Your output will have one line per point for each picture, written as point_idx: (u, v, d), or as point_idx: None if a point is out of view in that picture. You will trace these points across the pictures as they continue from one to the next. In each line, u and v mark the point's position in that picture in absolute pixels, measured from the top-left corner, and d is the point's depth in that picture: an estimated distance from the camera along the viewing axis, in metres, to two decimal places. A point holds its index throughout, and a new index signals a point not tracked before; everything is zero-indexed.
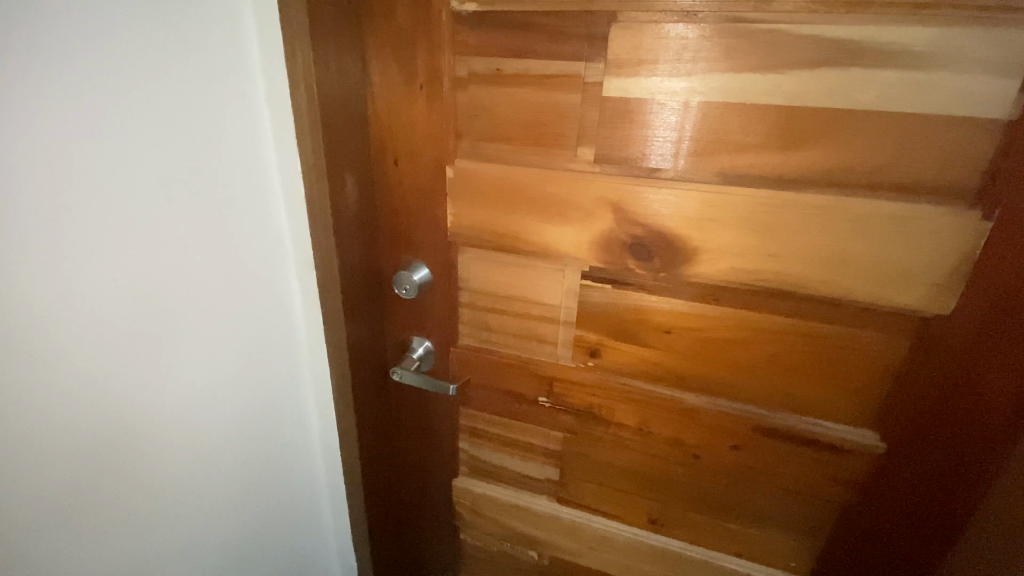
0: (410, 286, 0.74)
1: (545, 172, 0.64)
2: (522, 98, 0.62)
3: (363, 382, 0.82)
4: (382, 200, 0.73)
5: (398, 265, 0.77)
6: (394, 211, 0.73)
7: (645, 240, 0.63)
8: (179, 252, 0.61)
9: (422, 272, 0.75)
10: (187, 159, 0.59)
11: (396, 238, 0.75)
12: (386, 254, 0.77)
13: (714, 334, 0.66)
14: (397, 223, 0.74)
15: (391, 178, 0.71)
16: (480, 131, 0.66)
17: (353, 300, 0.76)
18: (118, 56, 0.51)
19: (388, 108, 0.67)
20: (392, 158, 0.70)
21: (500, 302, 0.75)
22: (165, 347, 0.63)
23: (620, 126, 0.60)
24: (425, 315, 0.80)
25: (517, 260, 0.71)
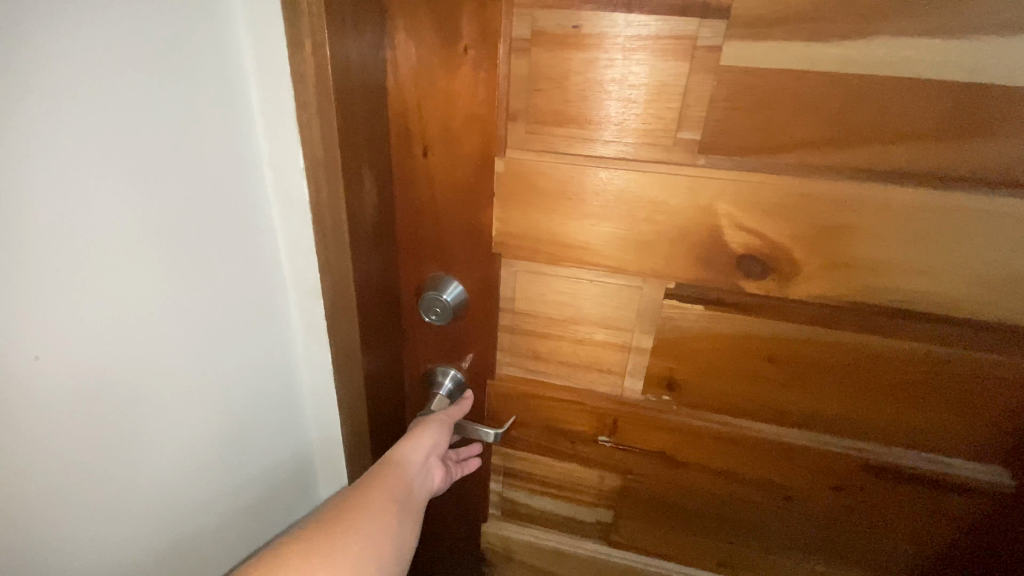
0: (444, 311, 0.59)
1: (630, 167, 0.50)
2: (605, 67, 0.47)
3: (382, 427, 0.66)
4: (403, 200, 0.56)
5: (421, 282, 0.60)
6: (419, 215, 0.56)
7: (757, 252, 0.50)
8: (144, 300, 0.44)
9: (457, 289, 0.59)
10: (152, 170, 0.41)
11: (421, 248, 0.59)
12: (405, 268, 0.60)
13: (827, 365, 0.55)
14: (422, 229, 0.57)
15: (417, 172, 0.54)
16: (544, 111, 0.50)
17: (372, 332, 0.58)
18: (34, 21, 0.32)
19: (417, 79, 0.50)
20: (421, 146, 0.53)
21: (553, 326, 0.61)
22: (132, 429, 0.46)
23: (738, 106, 0.46)
24: (455, 341, 0.64)
25: (581, 275, 0.57)
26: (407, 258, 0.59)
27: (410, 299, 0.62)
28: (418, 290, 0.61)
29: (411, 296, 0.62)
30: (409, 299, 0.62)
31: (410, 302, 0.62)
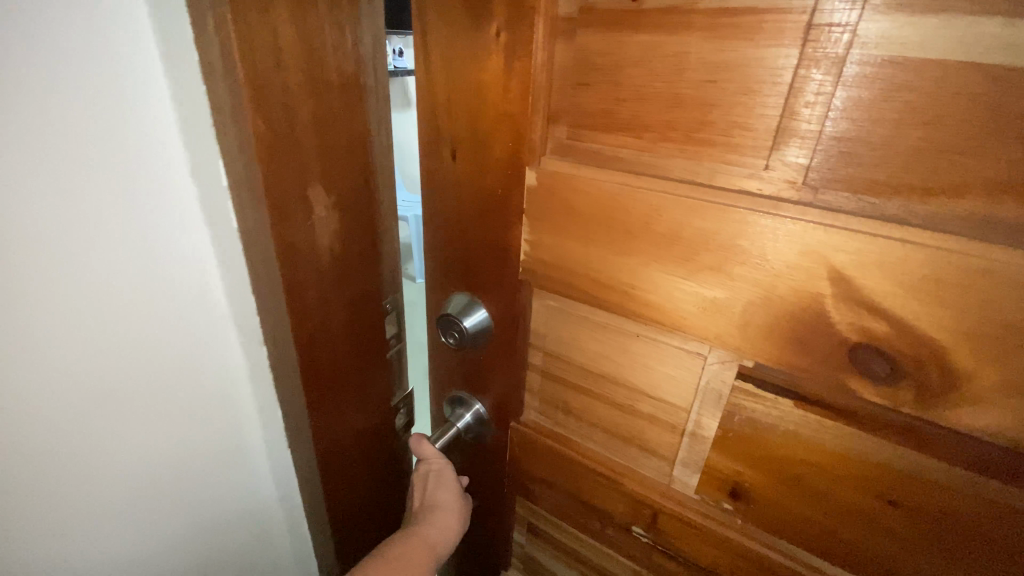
0: (461, 338, 0.52)
1: (695, 196, 0.36)
2: (673, 54, 0.34)
3: (339, 442, 0.64)
4: (431, 206, 0.50)
5: (445, 300, 0.54)
6: (445, 226, 0.50)
7: (886, 346, 0.32)
8: (51, 322, 0.42)
9: (480, 317, 0.51)
10: (46, 180, 0.39)
11: (447, 262, 0.52)
12: (432, 281, 0.54)
13: (993, 541, 0.34)
14: (448, 242, 0.50)
15: (444, 177, 0.47)
16: (590, 112, 0.38)
17: (317, 350, 0.55)
18: None
19: (446, 68, 0.42)
20: (449, 147, 0.45)
21: (588, 381, 0.49)
22: (46, 438, 0.45)
23: (874, 117, 0.29)
24: (480, 373, 0.56)
25: (626, 327, 0.44)
26: (434, 270, 0.54)
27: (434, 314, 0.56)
28: (441, 309, 0.54)
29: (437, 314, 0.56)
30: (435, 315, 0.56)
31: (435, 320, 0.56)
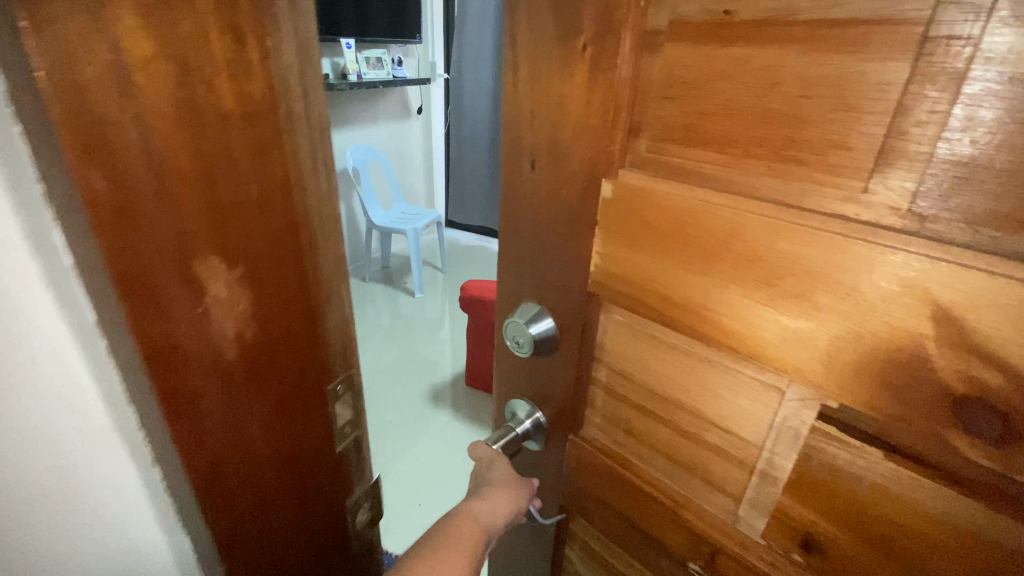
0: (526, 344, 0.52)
1: (780, 217, 0.33)
2: (764, 68, 0.32)
3: (251, 541, 0.53)
4: (506, 213, 0.51)
5: (513, 306, 0.55)
6: (519, 234, 0.51)
7: (1005, 404, 0.28)
8: None
9: (546, 326, 0.51)
10: None
11: (518, 269, 0.53)
12: (501, 287, 0.56)
13: None
14: (520, 249, 0.51)
15: (522, 185, 0.48)
16: (673, 126, 0.37)
17: (212, 438, 0.45)
18: None
19: (531, 81, 0.43)
20: (529, 158, 0.46)
21: (651, 403, 0.47)
22: None
23: (998, 140, 0.26)
24: (542, 382, 0.56)
25: (696, 350, 0.42)
26: (504, 276, 0.55)
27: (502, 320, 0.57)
28: (508, 315, 0.55)
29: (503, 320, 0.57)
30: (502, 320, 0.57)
31: (502, 326, 0.57)
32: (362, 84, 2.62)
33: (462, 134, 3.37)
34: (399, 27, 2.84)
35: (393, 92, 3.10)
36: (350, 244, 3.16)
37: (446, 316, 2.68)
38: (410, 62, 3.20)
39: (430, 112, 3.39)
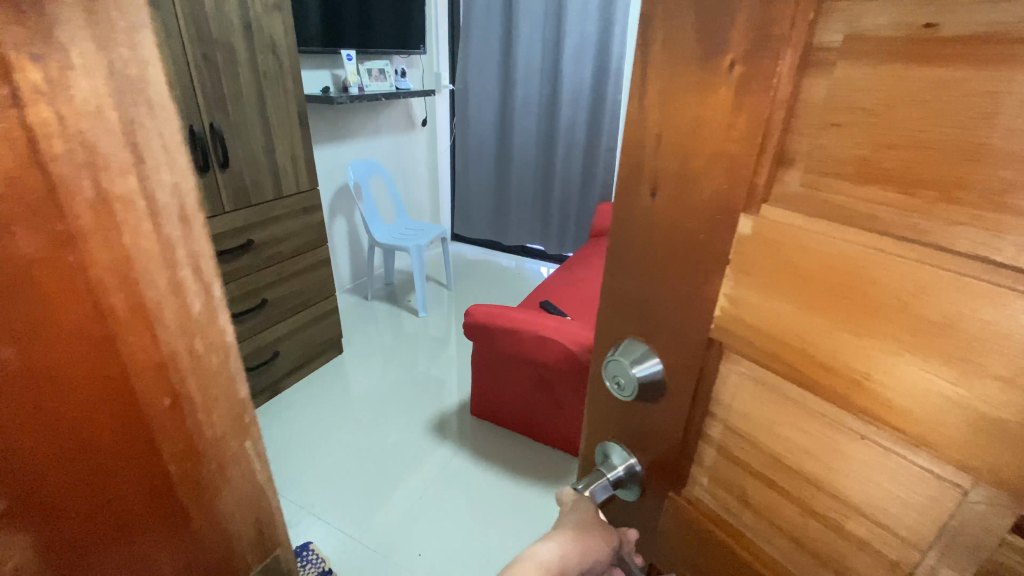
0: (626, 385, 0.47)
1: (979, 278, 0.27)
2: (977, 93, 0.26)
3: None
4: (613, 244, 0.47)
5: (613, 344, 0.51)
6: (626, 267, 0.46)
7: None
8: None
9: (651, 368, 0.46)
10: None
11: (622, 305, 0.48)
12: (601, 321, 0.52)
13: None
14: (627, 283, 0.47)
15: (638, 215, 0.44)
16: (838, 157, 0.32)
17: None
18: None
19: (661, 102, 0.39)
20: (648, 185, 0.42)
21: (775, 471, 0.41)
22: None
23: None
24: (640, 428, 0.51)
25: (843, 421, 0.35)
26: (603, 311, 0.51)
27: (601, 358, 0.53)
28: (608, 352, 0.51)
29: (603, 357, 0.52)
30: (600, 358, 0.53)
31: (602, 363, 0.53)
32: (372, 96, 2.65)
33: (469, 143, 3.48)
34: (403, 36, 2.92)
35: (398, 104, 3.16)
36: (355, 259, 3.21)
37: (449, 334, 2.86)
38: (415, 73, 3.27)
39: (434, 123, 3.48)
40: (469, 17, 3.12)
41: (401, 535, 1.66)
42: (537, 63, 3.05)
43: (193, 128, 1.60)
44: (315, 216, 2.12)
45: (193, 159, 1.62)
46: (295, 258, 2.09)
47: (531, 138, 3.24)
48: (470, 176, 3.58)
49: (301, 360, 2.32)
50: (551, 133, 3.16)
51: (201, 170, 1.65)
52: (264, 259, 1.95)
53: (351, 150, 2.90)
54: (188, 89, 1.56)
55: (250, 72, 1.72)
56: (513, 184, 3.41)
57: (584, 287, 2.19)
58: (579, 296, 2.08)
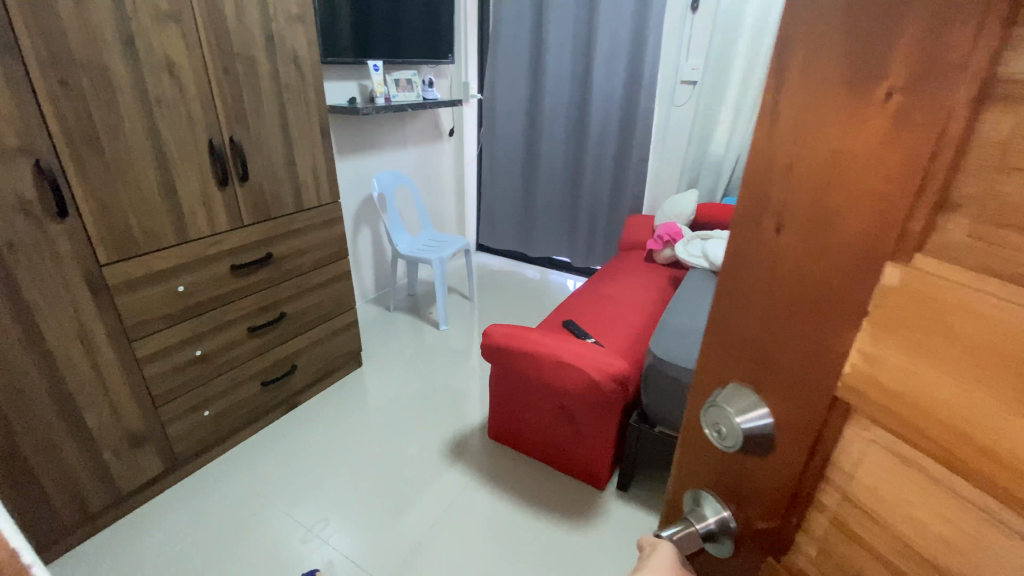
0: (730, 432, 0.43)
1: None
2: None
3: None
4: (726, 273, 0.43)
5: (721, 382, 0.46)
6: (738, 302, 0.42)
7: None
8: None
9: (761, 419, 0.41)
10: None
11: (731, 342, 0.44)
12: (706, 355, 0.47)
13: None
14: (738, 320, 0.42)
15: (758, 248, 0.39)
16: (1020, 205, 0.26)
17: None
18: None
19: (797, 129, 0.35)
20: (774, 219, 0.37)
21: (901, 563, 0.35)
22: None
23: None
24: (739, 482, 0.46)
25: (1003, 520, 0.29)
26: (709, 344, 0.47)
27: (704, 392, 0.49)
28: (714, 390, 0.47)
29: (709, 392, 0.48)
30: (704, 391, 0.49)
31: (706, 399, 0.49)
32: (398, 108, 2.63)
33: (496, 153, 3.44)
34: (431, 46, 2.90)
35: (425, 114, 3.14)
36: (378, 271, 3.20)
37: (469, 347, 2.81)
38: (443, 83, 3.24)
39: (461, 134, 3.46)
40: (498, 26, 3.09)
41: (408, 562, 1.62)
42: (566, 71, 2.99)
43: (213, 142, 1.59)
44: (336, 230, 2.13)
45: (213, 172, 1.62)
46: (315, 272, 2.09)
47: (558, 148, 3.19)
48: (495, 187, 3.55)
49: (320, 374, 2.31)
50: (581, 143, 3.11)
51: (221, 184, 1.65)
52: (284, 272, 1.96)
53: (377, 161, 2.90)
54: (208, 102, 1.55)
55: (272, 85, 1.71)
56: (541, 193, 3.36)
57: (609, 306, 2.11)
58: (605, 316, 2.01)
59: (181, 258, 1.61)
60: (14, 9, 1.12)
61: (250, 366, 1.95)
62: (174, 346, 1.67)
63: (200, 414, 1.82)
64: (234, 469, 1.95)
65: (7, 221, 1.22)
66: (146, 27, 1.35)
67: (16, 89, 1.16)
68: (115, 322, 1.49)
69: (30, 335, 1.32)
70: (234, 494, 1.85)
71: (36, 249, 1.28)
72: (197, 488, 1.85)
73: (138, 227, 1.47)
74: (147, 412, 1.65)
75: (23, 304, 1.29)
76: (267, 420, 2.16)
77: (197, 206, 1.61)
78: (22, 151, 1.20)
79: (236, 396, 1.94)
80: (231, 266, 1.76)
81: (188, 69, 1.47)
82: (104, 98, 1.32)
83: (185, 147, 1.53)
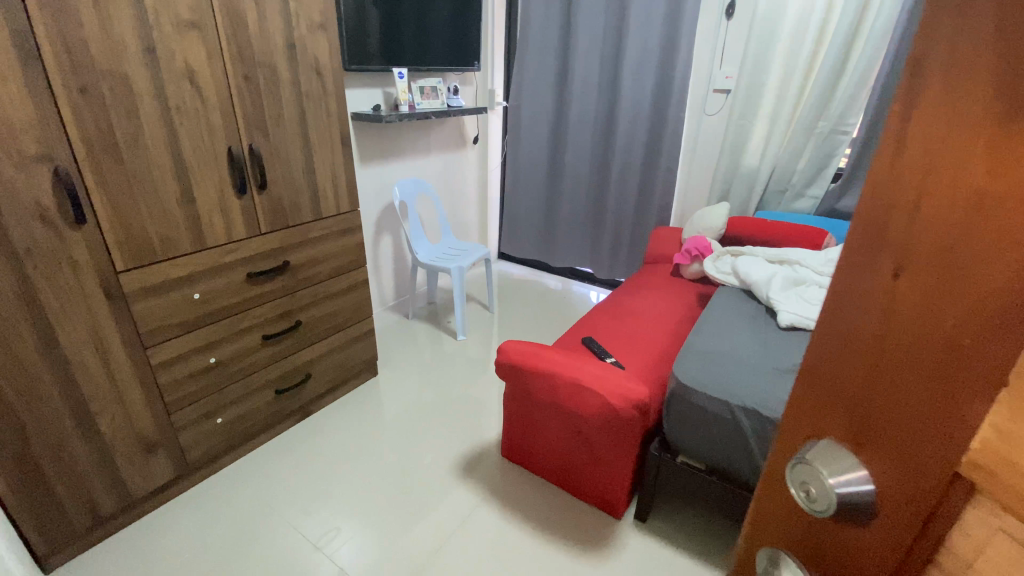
0: (822, 495, 0.38)
1: None
2: None
3: None
4: (823, 319, 0.39)
5: (810, 437, 0.42)
6: (841, 354, 0.38)
7: None
8: None
9: (860, 485, 0.37)
10: None
11: (829, 395, 0.40)
12: (793, 406, 0.44)
13: None
14: (840, 374, 0.39)
15: (871, 298, 0.36)
16: None
17: None
18: None
19: (932, 170, 0.31)
20: (892, 266, 0.34)
21: None
22: None
23: None
24: (825, 549, 0.43)
25: None
26: (798, 394, 0.43)
27: (788, 449, 0.45)
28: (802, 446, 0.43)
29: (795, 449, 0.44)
30: (787, 448, 0.45)
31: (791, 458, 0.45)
32: (421, 115, 2.60)
33: (520, 161, 3.39)
34: (458, 53, 2.88)
35: (449, 121, 3.12)
36: (399, 278, 3.18)
37: (487, 358, 2.75)
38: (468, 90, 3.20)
39: (485, 141, 3.41)
40: (526, 32, 3.04)
41: None
42: (593, 78, 2.92)
43: (232, 150, 1.59)
44: (354, 239, 2.11)
45: (231, 180, 1.62)
46: (332, 279, 2.07)
47: (583, 156, 3.11)
48: (518, 195, 3.50)
49: (334, 383, 2.29)
50: (607, 151, 3.03)
51: (239, 192, 1.65)
52: (301, 280, 1.95)
53: (400, 168, 2.88)
54: (228, 110, 1.54)
55: (293, 92, 1.70)
56: (565, 202, 3.30)
57: (632, 323, 2.02)
58: (627, 334, 1.91)
59: (198, 265, 1.60)
60: (37, 18, 1.12)
61: (263, 374, 1.94)
62: (189, 354, 1.66)
63: (212, 421, 1.81)
64: (244, 477, 1.93)
65: (26, 228, 1.22)
66: (167, 36, 1.35)
67: (39, 97, 1.17)
68: (129, 330, 1.49)
69: (46, 341, 1.32)
70: (243, 502, 1.83)
71: (54, 256, 1.28)
72: (206, 496, 1.84)
73: (155, 234, 1.47)
74: (159, 419, 1.64)
75: (40, 311, 1.29)
76: (279, 428, 2.14)
77: (216, 213, 1.60)
78: (43, 159, 1.21)
79: (249, 403, 1.93)
80: (248, 273, 1.76)
81: (209, 78, 1.47)
82: (125, 106, 1.32)
83: (204, 156, 1.53)
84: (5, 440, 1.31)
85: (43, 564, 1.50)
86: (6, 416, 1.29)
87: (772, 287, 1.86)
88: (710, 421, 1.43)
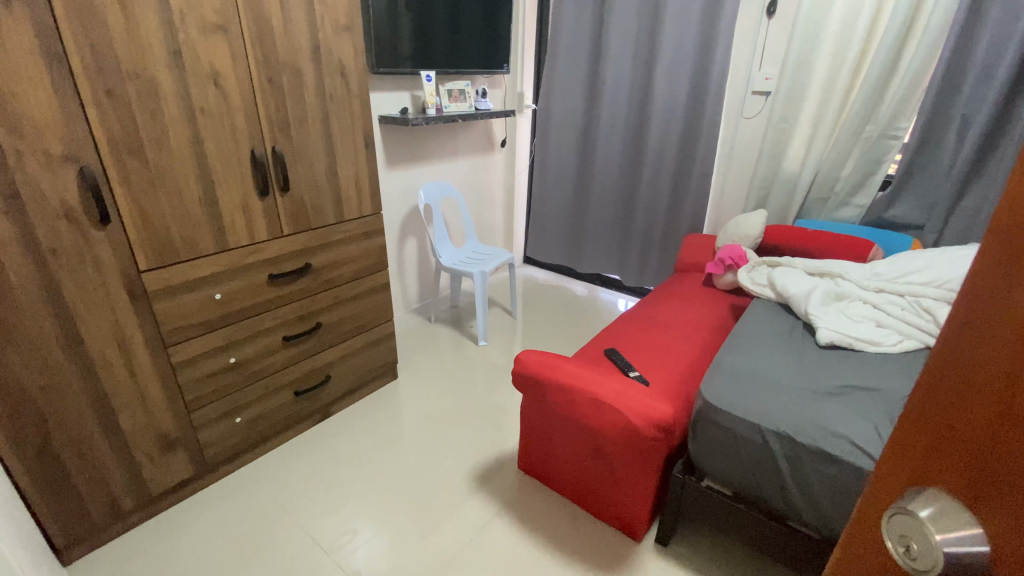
0: (925, 553, 0.33)
1: None
2: None
3: None
4: (945, 347, 0.36)
5: (914, 484, 0.38)
6: (961, 385, 0.34)
7: None
8: None
9: (974, 543, 0.32)
10: None
11: (941, 439, 0.36)
12: (895, 450, 0.40)
13: None
14: (957, 418, 0.35)
15: (1004, 322, 0.31)
16: None
17: None
18: None
19: None
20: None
21: None
22: None
23: None
24: None
25: None
26: (909, 431, 0.39)
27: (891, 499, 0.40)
28: (902, 493, 0.39)
29: (891, 503, 0.40)
30: (884, 496, 0.41)
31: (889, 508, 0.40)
32: (448, 119, 2.58)
33: (548, 165, 3.33)
34: (488, 56, 2.84)
35: (477, 125, 3.09)
36: (423, 281, 3.17)
37: (509, 364, 2.70)
38: (497, 93, 3.16)
39: (513, 144, 3.37)
40: (557, 34, 2.99)
41: None
42: (625, 80, 2.84)
43: (255, 152, 1.59)
44: (376, 242, 2.10)
45: (254, 182, 1.62)
46: (353, 282, 2.07)
47: (614, 160, 3.03)
48: (546, 199, 3.44)
49: (354, 385, 2.28)
50: (638, 154, 2.94)
51: (262, 194, 1.65)
52: (322, 283, 1.94)
53: (426, 172, 2.86)
54: (252, 111, 1.54)
55: (317, 95, 1.70)
56: (593, 207, 3.22)
57: (658, 335, 1.93)
58: (652, 346, 1.83)
59: (219, 266, 1.61)
60: (65, 21, 1.14)
61: (283, 375, 1.94)
62: (209, 353, 1.68)
63: (231, 420, 1.82)
64: (260, 476, 1.93)
65: (51, 227, 1.24)
66: (192, 38, 1.36)
67: (65, 98, 1.19)
68: (152, 329, 1.51)
69: (70, 337, 1.35)
70: (259, 502, 1.83)
71: (78, 254, 1.30)
72: (222, 494, 1.85)
73: (177, 234, 1.49)
74: (179, 417, 1.66)
75: (64, 308, 1.32)
76: (298, 429, 2.14)
77: (238, 215, 1.61)
78: (68, 159, 1.23)
79: (269, 404, 1.93)
80: (269, 275, 1.76)
81: (233, 80, 1.48)
82: (149, 107, 1.33)
83: (227, 158, 1.53)
84: (29, 434, 1.33)
85: (63, 556, 1.53)
86: (29, 409, 1.32)
87: (811, 302, 1.74)
88: (739, 445, 1.34)
